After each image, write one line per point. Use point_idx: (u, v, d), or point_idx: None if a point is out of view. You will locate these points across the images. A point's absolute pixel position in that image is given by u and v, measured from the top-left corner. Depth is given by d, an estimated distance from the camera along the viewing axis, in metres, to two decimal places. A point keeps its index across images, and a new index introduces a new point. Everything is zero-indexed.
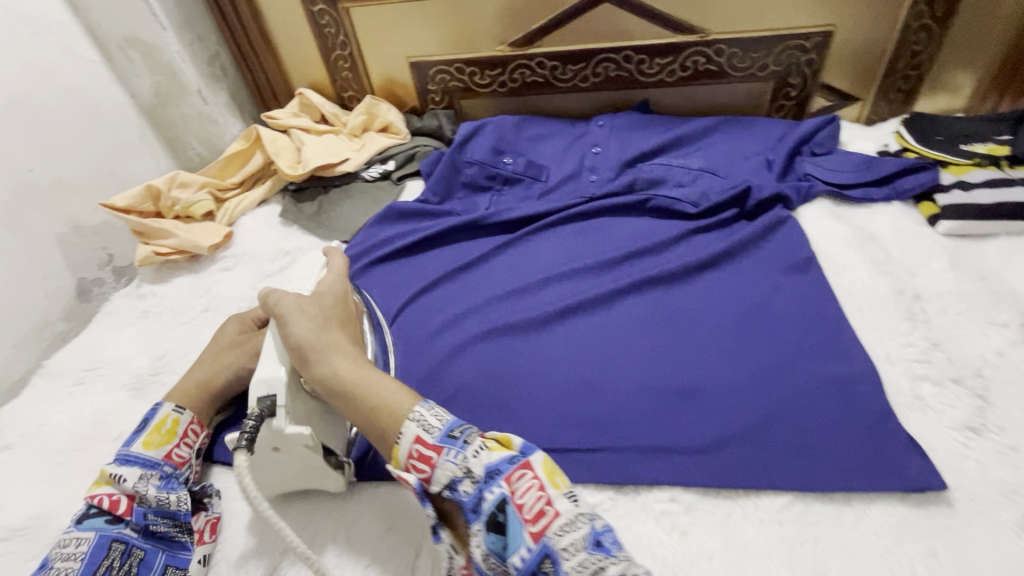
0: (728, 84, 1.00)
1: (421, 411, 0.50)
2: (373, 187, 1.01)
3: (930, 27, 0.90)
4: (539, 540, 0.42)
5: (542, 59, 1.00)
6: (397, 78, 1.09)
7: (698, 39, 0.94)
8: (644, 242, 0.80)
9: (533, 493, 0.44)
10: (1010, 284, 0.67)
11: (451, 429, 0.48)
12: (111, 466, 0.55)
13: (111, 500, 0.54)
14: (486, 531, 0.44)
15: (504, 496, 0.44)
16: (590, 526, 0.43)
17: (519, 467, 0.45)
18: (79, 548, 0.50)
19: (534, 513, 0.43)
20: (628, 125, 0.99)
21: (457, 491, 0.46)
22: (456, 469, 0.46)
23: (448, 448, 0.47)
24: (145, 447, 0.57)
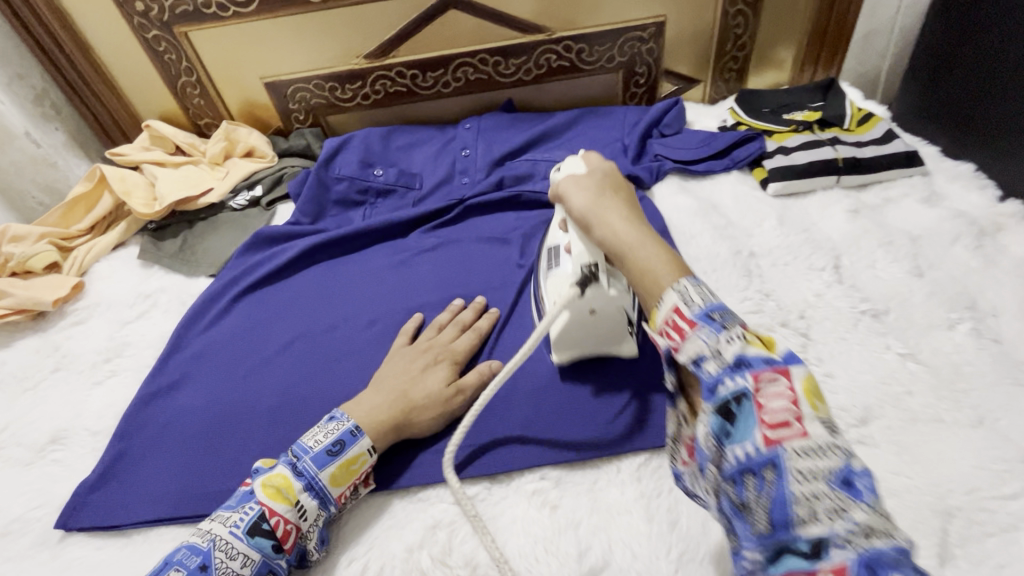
0: (582, 78, 1.05)
1: (686, 285, 0.45)
2: (242, 215, 0.97)
3: (745, 11, 1.00)
4: (773, 448, 0.37)
5: (401, 69, 1.01)
6: (255, 100, 1.05)
7: (545, 38, 0.99)
8: (516, 234, 0.83)
9: (783, 402, 0.38)
10: (826, 233, 0.76)
11: (712, 311, 0.43)
12: (296, 486, 0.50)
13: (285, 529, 0.48)
14: (713, 414, 0.40)
15: (747, 389, 0.39)
16: (842, 461, 0.36)
17: (774, 372, 0.40)
18: (241, 570, 0.46)
19: (776, 424, 0.38)
20: (494, 126, 1.02)
21: (700, 368, 0.41)
22: (705, 347, 0.41)
23: (703, 325, 0.42)
24: (332, 483, 0.52)
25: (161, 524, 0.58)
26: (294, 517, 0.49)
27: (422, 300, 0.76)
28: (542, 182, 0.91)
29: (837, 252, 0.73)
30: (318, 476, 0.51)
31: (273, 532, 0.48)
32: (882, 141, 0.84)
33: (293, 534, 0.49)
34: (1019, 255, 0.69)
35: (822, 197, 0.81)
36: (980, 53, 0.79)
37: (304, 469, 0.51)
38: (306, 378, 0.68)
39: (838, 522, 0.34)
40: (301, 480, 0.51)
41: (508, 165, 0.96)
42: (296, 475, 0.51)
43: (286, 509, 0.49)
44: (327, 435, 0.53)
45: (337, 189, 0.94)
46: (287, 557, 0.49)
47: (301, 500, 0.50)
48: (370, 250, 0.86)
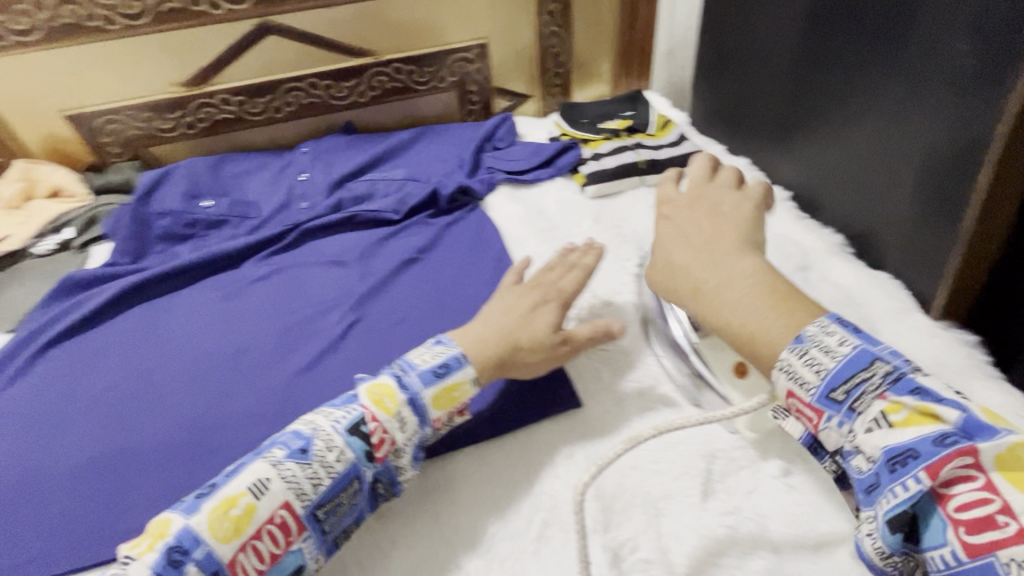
0: (417, 98, 1.09)
1: (804, 350, 0.39)
2: (48, 261, 0.88)
3: (558, 32, 1.10)
4: (979, 558, 0.31)
5: (225, 96, 0.98)
6: (59, 134, 0.96)
7: (374, 61, 1.01)
8: (353, 254, 0.83)
9: (968, 490, 0.32)
10: (633, 227, 0.86)
11: (834, 385, 0.38)
12: (399, 398, 0.51)
13: (379, 438, 0.50)
14: (883, 526, 0.34)
15: (926, 491, 0.32)
16: (912, 445, 0.33)
17: (956, 452, 0.32)
18: (338, 461, 0.48)
19: (974, 519, 0.31)
20: (332, 148, 1.02)
21: (847, 462, 0.38)
22: (843, 439, 0.38)
23: (830, 411, 0.38)
24: (433, 403, 0.53)
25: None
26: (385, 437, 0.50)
27: (252, 331, 0.73)
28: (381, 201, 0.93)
29: (642, 244, 0.82)
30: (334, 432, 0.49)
31: (368, 436, 0.49)
32: (677, 144, 0.96)
33: (387, 443, 0.50)
34: (777, 231, 0.83)
35: (631, 196, 0.91)
36: (738, 63, 0.94)
37: (409, 383, 0.53)
38: (121, 427, 0.64)
39: None
40: (406, 394, 0.52)
41: (346, 187, 0.97)
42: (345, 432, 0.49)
43: (387, 419, 0.50)
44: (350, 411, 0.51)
45: (160, 225, 0.88)
46: (375, 466, 0.50)
47: (405, 417, 0.51)
48: (198, 285, 0.82)
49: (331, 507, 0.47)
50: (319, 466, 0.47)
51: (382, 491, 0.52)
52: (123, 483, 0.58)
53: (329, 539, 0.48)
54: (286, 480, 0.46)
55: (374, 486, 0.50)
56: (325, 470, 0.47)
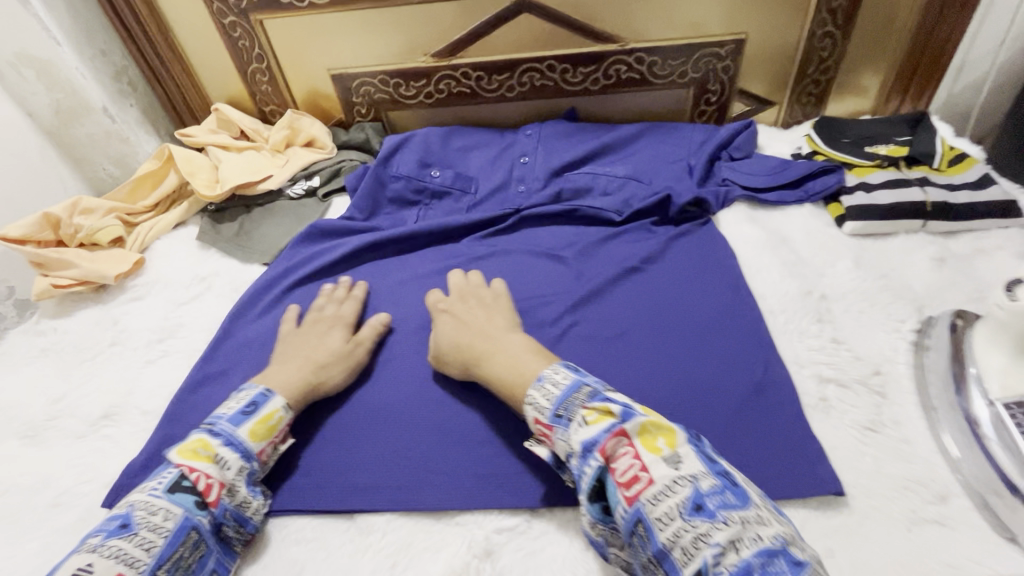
0: (651, 91, 1.02)
1: (540, 389, 0.52)
2: (298, 205, 0.98)
3: (833, 34, 0.94)
4: (633, 505, 0.43)
5: (467, 70, 0.99)
6: (320, 90, 1.06)
7: (618, 48, 0.95)
8: (571, 250, 0.80)
9: (628, 461, 0.45)
10: (907, 281, 0.71)
11: (557, 408, 0.50)
12: (214, 444, 0.52)
13: (207, 483, 0.50)
14: (593, 503, 0.46)
15: (603, 468, 0.45)
16: (690, 489, 0.42)
17: (615, 436, 0.46)
18: (163, 524, 0.47)
19: (628, 480, 0.44)
20: (555, 134, 0.99)
21: (573, 465, 0.47)
22: (566, 446, 0.48)
23: (556, 428, 0.49)
24: (250, 438, 0.54)
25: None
26: (636, 447, 0.45)
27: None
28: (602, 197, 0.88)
29: (921, 304, 0.67)
30: (573, 440, 0.47)
31: (193, 487, 0.49)
32: (978, 186, 0.77)
33: (643, 484, 0.43)
34: None
35: (905, 242, 0.76)
36: None
37: (219, 431, 0.54)
38: None
39: (706, 548, 0.40)
40: (217, 438, 0.53)
41: (567, 175, 0.93)
42: (555, 419, 0.49)
43: (208, 466, 0.51)
44: (579, 402, 0.49)
45: (394, 188, 0.93)
46: (211, 512, 0.49)
47: (569, 444, 0.47)
48: (422, 253, 0.85)
49: (176, 565, 0.46)
50: (145, 532, 0.46)
51: (226, 542, 0.51)
52: (353, 435, 0.62)
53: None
54: (112, 556, 0.44)
55: (215, 534, 0.50)
56: (152, 534, 0.46)
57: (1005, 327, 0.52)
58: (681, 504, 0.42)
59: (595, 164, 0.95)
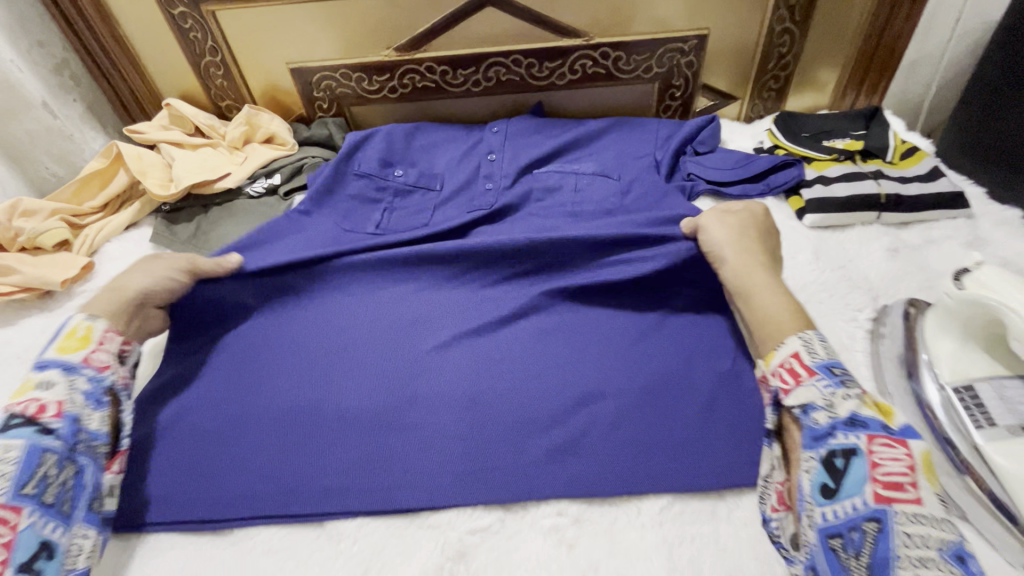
0: (616, 86, 1.02)
1: (812, 337, 0.50)
2: (258, 203, 0.94)
3: (792, 30, 0.96)
4: (880, 504, 0.40)
5: (431, 65, 0.98)
6: (279, 84, 1.02)
7: (583, 43, 0.95)
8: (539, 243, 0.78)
9: (900, 465, 0.41)
10: (864, 271, 0.73)
11: (831, 366, 0.47)
12: (36, 378, 0.53)
13: (37, 406, 0.51)
14: (816, 464, 0.43)
15: (858, 447, 0.42)
16: (957, 538, 0.39)
17: (894, 439, 0.42)
18: (5, 454, 0.47)
19: (890, 482, 0.40)
20: (522, 130, 0.98)
21: (807, 415, 0.46)
22: (819, 397, 0.45)
23: (821, 376, 0.46)
24: (57, 351, 0.55)
25: (166, 530, 0.54)
26: (913, 457, 0.41)
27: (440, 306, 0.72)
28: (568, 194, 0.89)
29: (876, 293, 0.70)
30: (838, 402, 0.45)
31: (26, 417, 0.50)
32: (928, 179, 0.80)
33: (910, 497, 0.40)
34: None
35: (861, 233, 0.78)
36: None
37: (42, 365, 0.54)
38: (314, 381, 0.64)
39: None
40: (39, 371, 0.53)
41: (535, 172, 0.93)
42: (823, 368, 0.46)
43: (30, 395, 0.51)
44: (858, 384, 0.46)
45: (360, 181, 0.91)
46: (57, 431, 0.50)
47: (829, 399, 0.45)
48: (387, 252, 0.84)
49: (41, 481, 0.48)
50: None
51: (95, 452, 0.52)
52: (315, 442, 0.58)
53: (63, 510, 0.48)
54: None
55: (77, 447, 0.51)
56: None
57: (954, 313, 0.55)
58: (943, 540, 0.38)
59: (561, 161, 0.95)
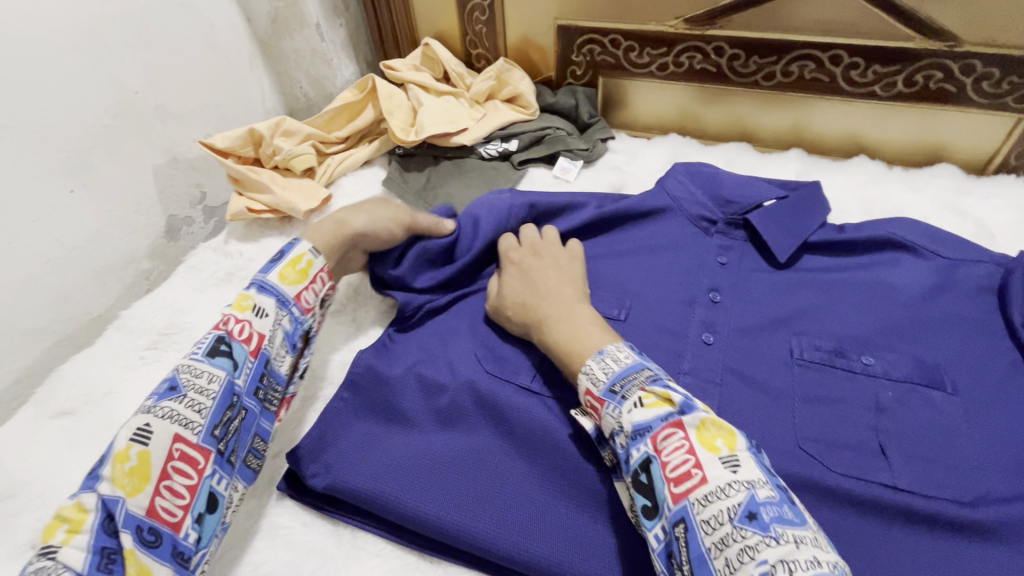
0: (961, 113, 0.77)
1: (593, 362, 0.50)
2: (488, 167, 0.88)
3: None
4: (678, 502, 0.41)
5: (722, 45, 0.81)
6: (537, 41, 0.92)
7: (944, 49, 0.72)
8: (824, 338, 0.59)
9: (681, 454, 0.42)
10: None
11: (614, 383, 0.48)
12: (250, 297, 0.51)
13: (246, 333, 0.49)
14: (636, 488, 0.44)
15: (650, 455, 0.44)
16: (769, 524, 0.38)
17: (670, 428, 0.44)
18: (210, 387, 0.45)
19: (679, 478, 0.42)
20: (807, 199, 0.71)
21: (614, 443, 0.47)
22: (613, 422, 0.47)
23: (609, 402, 0.48)
24: (282, 279, 0.53)
25: (369, 532, 0.54)
26: (697, 458, 0.42)
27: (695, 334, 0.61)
28: (851, 302, 0.62)
29: None
30: (625, 418, 0.46)
31: (234, 347, 0.48)
32: None
33: (697, 481, 0.41)
34: None
35: None
36: None
37: (251, 280, 0.52)
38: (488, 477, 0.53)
39: (751, 563, 0.37)
40: (258, 292, 0.52)
41: (810, 260, 0.68)
42: (609, 393, 0.48)
43: (248, 316, 0.49)
44: (639, 382, 0.47)
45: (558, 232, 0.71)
46: (250, 372, 0.48)
47: (621, 421, 0.46)
48: (613, 272, 0.69)
49: (225, 426, 0.46)
50: (193, 394, 0.45)
51: (267, 399, 0.51)
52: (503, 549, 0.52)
53: (230, 457, 0.47)
54: (165, 417, 0.43)
55: (257, 391, 0.50)
56: (201, 397, 0.45)
57: None
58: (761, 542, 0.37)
59: (841, 261, 0.67)
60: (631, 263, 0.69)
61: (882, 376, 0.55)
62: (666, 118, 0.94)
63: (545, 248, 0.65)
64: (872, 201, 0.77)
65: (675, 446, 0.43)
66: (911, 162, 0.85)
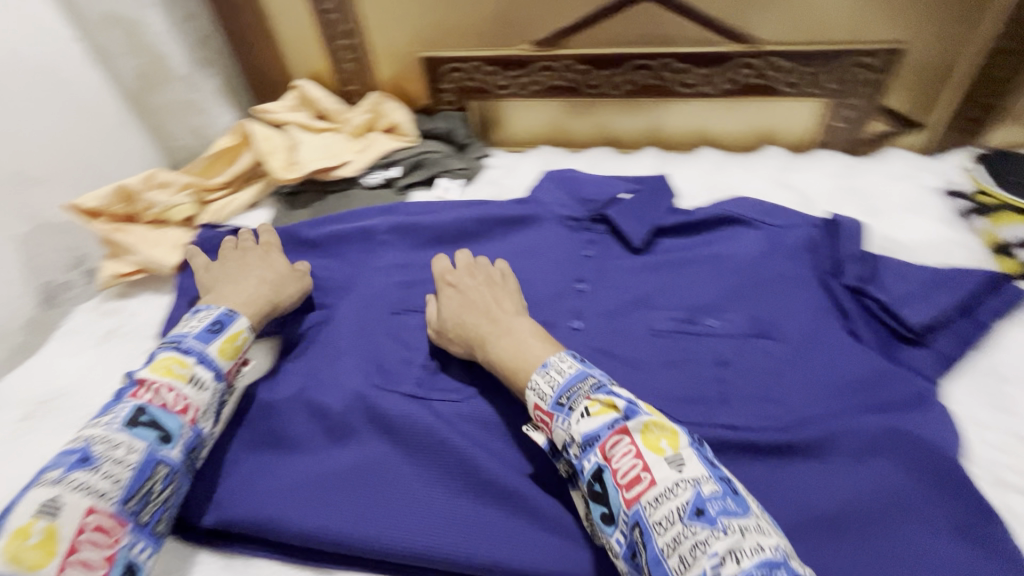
0: (776, 102, 0.89)
1: (539, 377, 0.53)
2: (374, 196, 0.91)
3: (1016, 50, 0.78)
4: (631, 507, 0.44)
5: (570, 62, 0.90)
6: (407, 74, 0.98)
7: (748, 50, 0.83)
8: (676, 308, 0.66)
9: (630, 459, 0.45)
10: None
11: (561, 396, 0.50)
12: (189, 363, 0.56)
13: (181, 405, 0.53)
14: (594, 498, 0.46)
15: (601, 465, 0.46)
16: (711, 512, 0.41)
17: (615, 434, 0.46)
18: (127, 458, 0.49)
19: (630, 483, 0.44)
20: (655, 190, 0.81)
21: (568, 455, 0.49)
22: (563, 434, 0.49)
23: (557, 415, 0.50)
24: (220, 355, 0.58)
25: (263, 557, 0.55)
26: (644, 459, 0.45)
27: (563, 320, 0.67)
28: (698, 275, 0.70)
29: None
30: (575, 429, 0.48)
31: (156, 421, 0.51)
32: None
33: (646, 484, 0.44)
34: None
35: None
36: None
37: (189, 348, 0.57)
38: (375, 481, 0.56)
39: (704, 557, 0.39)
40: (191, 357, 0.56)
41: (663, 243, 0.76)
42: (557, 407, 0.50)
43: (180, 384, 0.54)
44: (583, 392, 0.49)
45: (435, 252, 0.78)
46: (176, 449, 0.52)
47: (571, 433, 0.48)
48: None
49: (143, 498, 0.49)
50: (108, 465, 0.48)
51: (191, 468, 0.54)
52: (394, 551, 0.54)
53: (152, 524, 0.50)
54: (79, 489, 0.46)
55: (183, 466, 0.53)
56: (117, 469, 0.48)
57: None
58: (716, 536, 0.40)
59: (689, 240, 0.76)
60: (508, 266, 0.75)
61: (724, 335, 0.63)
62: (538, 132, 1.02)
63: (479, 270, 0.69)
64: (714, 184, 0.87)
65: (625, 452, 0.45)
66: (749, 147, 0.97)
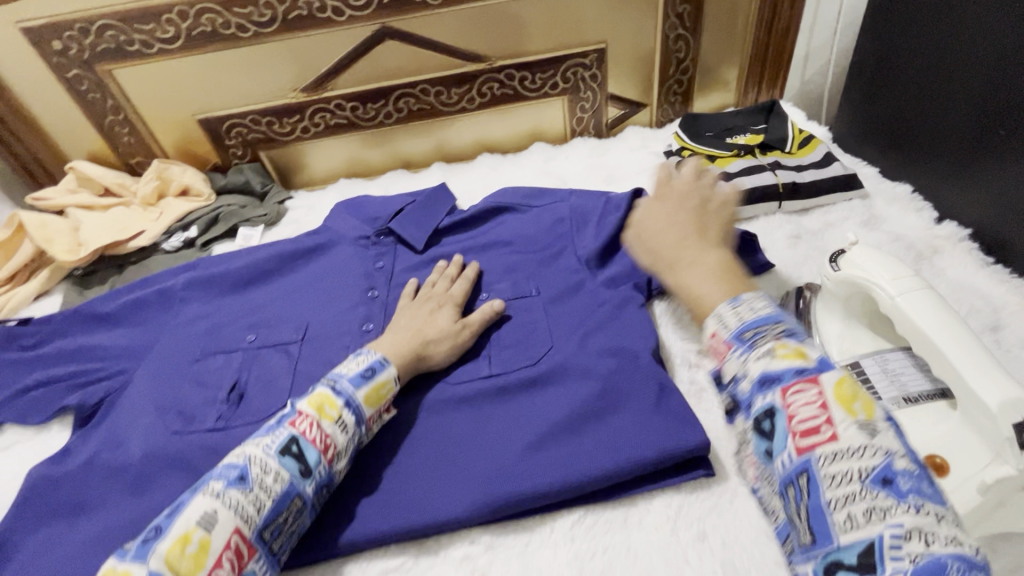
0: (527, 105, 1.04)
1: (727, 308, 0.40)
2: (176, 258, 0.92)
3: (685, 36, 0.99)
4: (804, 456, 0.34)
5: (340, 101, 0.99)
6: (190, 136, 1.01)
7: (486, 67, 0.98)
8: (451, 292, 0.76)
9: (809, 408, 0.34)
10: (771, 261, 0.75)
11: (747, 325, 0.38)
12: (337, 404, 0.54)
13: (322, 441, 0.52)
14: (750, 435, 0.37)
15: (774, 406, 0.35)
16: (888, 463, 0.32)
17: (800, 381, 0.35)
18: (274, 484, 0.49)
19: (806, 430, 0.34)
20: (433, 196, 0.89)
21: (731, 388, 0.39)
22: (736, 368, 0.37)
23: (737, 346, 0.38)
24: (365, 403, 0.56)
25: None
26: (825, 396, 0.34)
27: (354, 326, 0.74)
28: (472, 262, 0.80)
29: (780, 280, 0.72)
30: (751, 366, 0.37)
31: (303, 451, 0.51)
32: (822, 164, 0.84)
33: (825, 438, 0.33)
34: (957, 280, 0.69)
35: (764, 224, 0.81)
36: (900, 86, 0.79)
37: (343, 389, 0.55)
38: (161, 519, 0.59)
39: (882, 524, 0.30)
40: (339, 398, 0.54)
41: (444, 242, 0.85)
42: (739, 339, 0.38)
43: (329, 425, 0.53)
44: (774, 333, 0.37)
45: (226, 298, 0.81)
46: (313, 481, 0.51)
47: (747, 369, 0.37)
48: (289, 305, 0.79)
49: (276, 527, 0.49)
50: (258, 490, 0.48)
51: (319, 497, 0.53)
52: None
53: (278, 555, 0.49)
54: (231, 508, 0.46)
55: (313, 499, 0.52)
56: (261, 494, 0.48)
57: (834, 294, 0.57)
58: (889, 503, 0.31)
59: (467, 234, 0.86)
60: (305, 292, 0.80)
61: None
62: (336, 168, 1.09)
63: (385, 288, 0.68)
64: (490, 183, 1.00)
65: (807, 402, 0.35)
66: (522, 146, 1.11)
